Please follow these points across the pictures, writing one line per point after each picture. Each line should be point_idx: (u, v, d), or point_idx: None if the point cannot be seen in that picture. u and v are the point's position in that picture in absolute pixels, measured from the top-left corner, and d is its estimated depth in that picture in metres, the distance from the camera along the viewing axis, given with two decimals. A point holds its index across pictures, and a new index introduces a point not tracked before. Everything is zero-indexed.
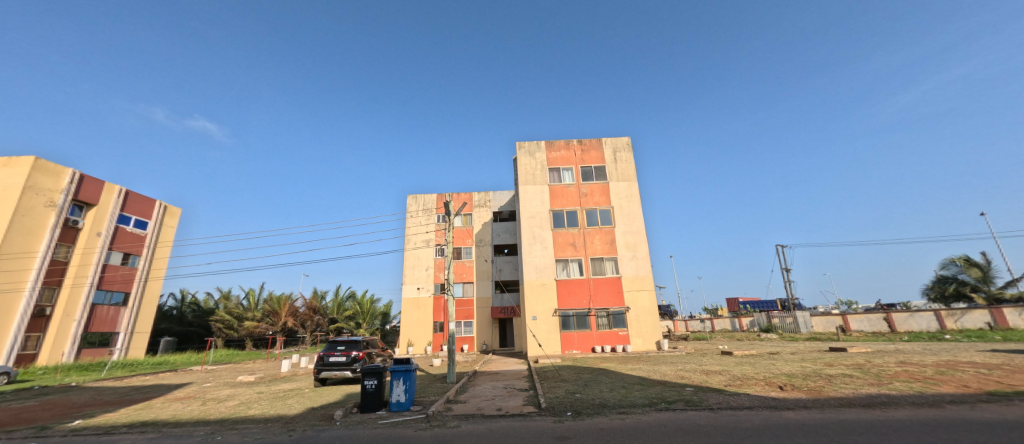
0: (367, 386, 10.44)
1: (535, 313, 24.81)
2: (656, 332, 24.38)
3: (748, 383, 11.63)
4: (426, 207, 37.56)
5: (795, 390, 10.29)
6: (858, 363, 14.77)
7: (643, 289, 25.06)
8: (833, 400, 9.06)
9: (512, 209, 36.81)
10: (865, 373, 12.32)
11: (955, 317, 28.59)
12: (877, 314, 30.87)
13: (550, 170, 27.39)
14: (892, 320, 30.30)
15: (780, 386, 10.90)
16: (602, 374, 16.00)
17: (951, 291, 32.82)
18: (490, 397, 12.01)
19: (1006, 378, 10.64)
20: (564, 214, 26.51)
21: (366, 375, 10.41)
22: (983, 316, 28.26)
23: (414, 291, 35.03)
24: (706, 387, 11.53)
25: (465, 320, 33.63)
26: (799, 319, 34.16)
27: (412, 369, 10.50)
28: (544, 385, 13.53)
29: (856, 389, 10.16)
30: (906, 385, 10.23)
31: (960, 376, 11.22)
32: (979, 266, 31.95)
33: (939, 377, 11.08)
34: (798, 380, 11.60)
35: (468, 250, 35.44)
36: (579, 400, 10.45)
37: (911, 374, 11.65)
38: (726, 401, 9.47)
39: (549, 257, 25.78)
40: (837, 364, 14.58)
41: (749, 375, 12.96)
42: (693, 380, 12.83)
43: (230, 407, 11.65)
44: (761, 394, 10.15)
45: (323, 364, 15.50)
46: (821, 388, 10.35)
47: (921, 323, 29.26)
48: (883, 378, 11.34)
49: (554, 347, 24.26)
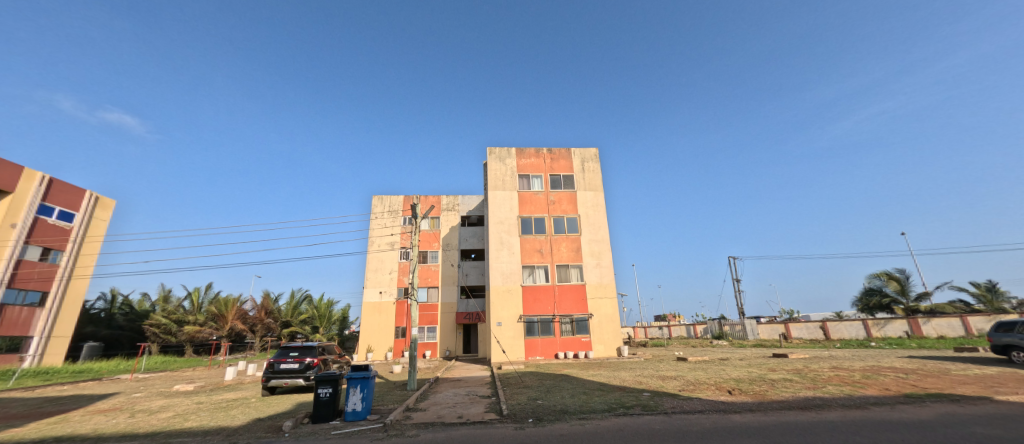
0: (321, 395, 9.74)
1: (499, 319, 24.36)
2: (617, 338, 24.58)
3: (700, 388, 11.76)
4: (391, 208, 36.48)
5: (742, 394, 10.43)
6: (798, 368, 15.29)
7: (605, 296, 25.26)
8: (775, 403, 9.20)
9: (480, 214, 36.46)
10: (803, 377, 12.74)
11: (879, 325, 30.55)
12: (814, 322, 32.47)
13: (519, 177, 27.12)
14: (828, 328, 31.84)
15: (729, 390, 11.06)
16: (563, 379, 15.84)
17: (875, 302, 34.84)
18: (451, 405, 11.53)
19: (919, 381, 11.48)
20: (532, 220, 26.31)
21: (320, 383, 9.71)
22: (902, 325, 30.18)
23: (376, 295, 33.91)
24: (662, 391, 11.54)
25: (429, 326, 32.81)
26: (747, 326, 35.54)
27: (370, 376, 9.87)
28: (506, 392, 13.12)
29: (795, 392, 10.45)
30: (836, 388, 10.67)
31: (882, 380, 11.84)
32: (899, 280, 34.44)
33: (864, 381, 11.60)
34: (745, 384, 11.84)
35: (434, 254, 34.69)
36: (540, 407, 10.11)
37: (841, 378, 12.14)
38: (680, 405, 9.42)
39: (516, 263, 25.45)
40: (779, 369, 15.04)
41: (702, 380, 13.16)
42: (650, 385, 12.82)
43: (162, 419, 10.53)
44: (712, 397, 10.23)
45: (273, 372, 14.51)
46: (764, 392, 10.54)
47: (851, 331, 31.09)
48: (818, 382, 11.72)
49: (517, 353, 23.89)
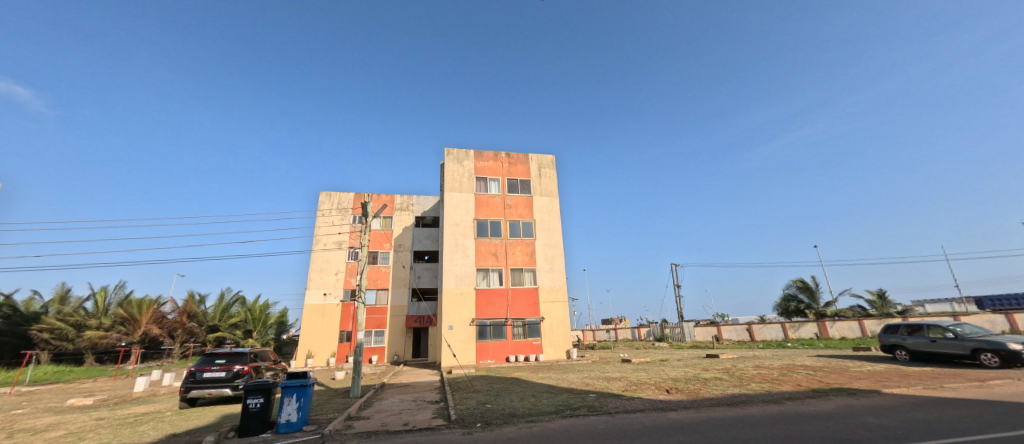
0: (249, 405, 8.69)
1: (451, 322, 23.51)
2: (567, 341, 24.61)
3: (642, 387, 11.81)
4: (340, 205, 34.61)
5: (678, 392, 10.65)
6: (727, 366, 15.98)
7: (557, 300, 25.24)
8: (706, 400, 9.62)
9: (435, 215, 35.53)
10: (731, 375, 13.25)
11: (795, 328, 32.83)
12: (741, 325, 34.77)
13: (477, 179, 26.52)
14: (752, 330, 34.31)
15: (667, 389, 11.20)
16: (513, 383, 15.47)
17: (792, 307, 37.57)
18: (397, 411, 10.73)
19: (825, 378, 12.53)
20: (488, 224, 25.79)
21: (249, 392, 8.69)
22: (813, 328, 32.40)
23: (320, 297, 31.93)
24: (607, 392, 11.44)
25: (376, 330, 31.25)
26: (685, 329, 37.02)
27: (308, 383, 9.03)
28: (455, 396, 12.50)
29: (724, 389, 10.86)
30: (758, 385, 11.27)
31: (796, 377, 12.67)
32: (810, 288, 37.21)
33: (781, 378, 12.32)
34: (681, 383, 12.07)
35: (384, 255, 33.21)
36: (489, 411, 9.62)
37: (762, 376, 12.76)
38: (624, 405, 9.44)
39: (470, 265, 24.78)
40: (711, 368, 15.63)
41: (644, 380, 13.29)
42: (596, 386, 12.75)
43: (49, 439, 8.97)
44: (652, 397, 10.28)
45: (194, 381, 12.92)
46: (698, 390, 10.84)
47: (771, 333, 33.35)
48: (743, 380, 12.21)
49: (468, 357, 23.20)
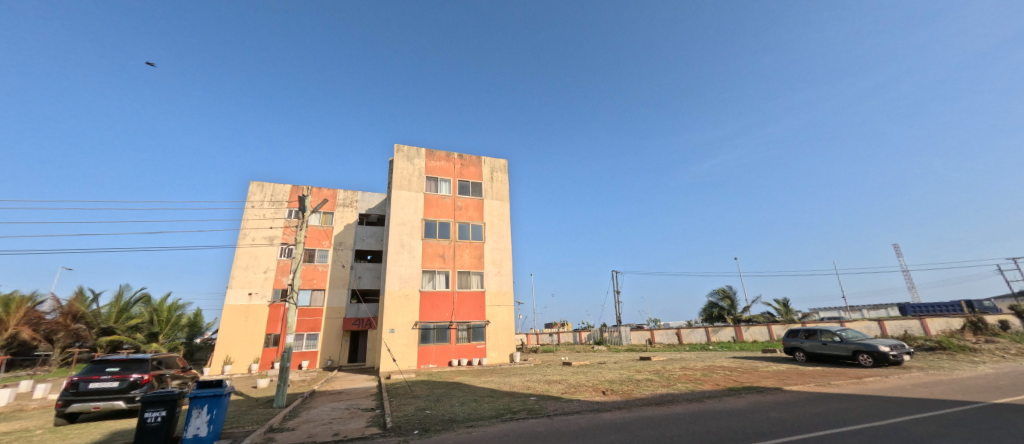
0: (148, 420, 7.62)
1: (392, 326, 22.14)
2: (511, 345, 24.14)
3: (579, 390, 11.53)
4: (274, 198, 31.91)
5: (613, 393, 10.50)
6: (658, 368, 16.27)
7: (503, 304, 24.70)
8: (638, 400, 9.56)
9: (380, 213, 33.80)
10: (660, 376, 13.38)
11: (715, 331, 34.70)
12: (671, 329, 35.97)
13: (427, 179, 25.41)
14: (681, 333, 35.60)
15: (603, 390, 11.01)
16: (454, 387, 14.66)
17: (715, 313, 39.91)
18: (326, 421, 9.73)
19: (739, 377, 13.05)
20: (437, 225, 24.74)
21: (148, 403, 7.61)
22: (730, 331, 34.67)
23: (244, 297, 29.11)
24: (547, 395, 11.04)
25: (308, 333, 28.93)
26: (622, 332, 37.89)
27: (223, 393, 8.17)
28: (393, 403, 11.53)
29: (654, 389, 10.89)
30: (683, 385, 11.45)
31: (715, 376, 13.09)
32: (730, 296, 39.60)
33: (702, 378, 12.64)
34: (616, 385, 11.94)
35: (322, 253, 30.94)
36: (428, 417, 8.97)
37: (687, 376, 13.04)
38: (562, 407, 9.10)
39: (416, 267, 23.57)
40: (643, 370, 15.83)
41: (582, 382, 13.04)
42: (537, 389, 12.29)
43: None
44: (589, 398, 10.01)
45: (75, 394, 10.76)
46: (631, 390, 10.77)
47: (697, 337, 34.86)
48: (671, 380, 12.37)
49: (408, 361, 21.95)
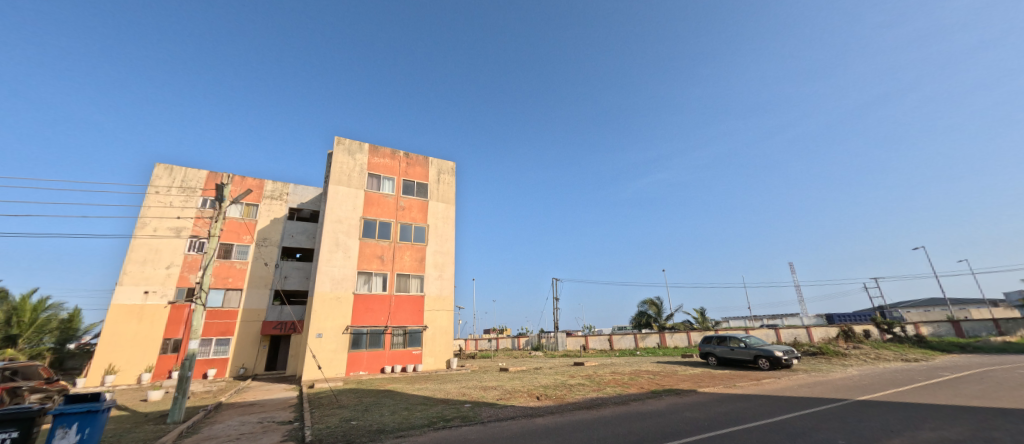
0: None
1: (320, 330, 20.45)
2: (447, 351, 23.46)
3: (514, 395, 11.22)
4: (188, 185, 28.54)
5: (547, 399, 10.32)
6: (590, 373, 16.45)
7: (442, 309, 23.95)
8: (570, 404, 9.45)
9: (314, 209, 31.57)
10: (591, 381, 13.49)
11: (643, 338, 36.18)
12: (603, 335, 36.96)
13: (369, 175, 24.00)
14: (613, 339, 36.70)
15: (538, 395, 10.80)
16: (384, 396, 13.71)
17: (643, 321, 41.78)
18: (234, 437, 8.63)
19: (662, 380, 13.52)
20: (376, 224, 23.41)
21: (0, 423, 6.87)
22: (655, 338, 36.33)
23: (138, 296, 25.56)
24: (482, 401, 10.59)
25: (219, 337, 26.02)
26: (558, 338, 38.62)
27: (98, 409, 7.13)
28: (315, 414, 10.46)
29: (585, 394, 10.88)
30: (613, 388, 11.57)
31: (642, 380, 13.44)
32: (657, 305, 41.77)
33: (629, 382, 12.91)
34: (550, 390, 11.81)
35: (242, 250, 28.05)
36: (354, 428, 8.22)
37: (616, 380, 13.27)
38: (496, 413, 8.73)
39: (351, 268, 22.05)
40: (576, 374, 15.91)
41: (517, 388, 12.75)
42: (472, 395, 11.78)
43: None
44: (523, 404, 9.72)
45: None
46: (564, 395, 10.67)
47: (626, 343, 36.08)
48: (601, 384, 12.49)
49: (337, 369, 20.40)
